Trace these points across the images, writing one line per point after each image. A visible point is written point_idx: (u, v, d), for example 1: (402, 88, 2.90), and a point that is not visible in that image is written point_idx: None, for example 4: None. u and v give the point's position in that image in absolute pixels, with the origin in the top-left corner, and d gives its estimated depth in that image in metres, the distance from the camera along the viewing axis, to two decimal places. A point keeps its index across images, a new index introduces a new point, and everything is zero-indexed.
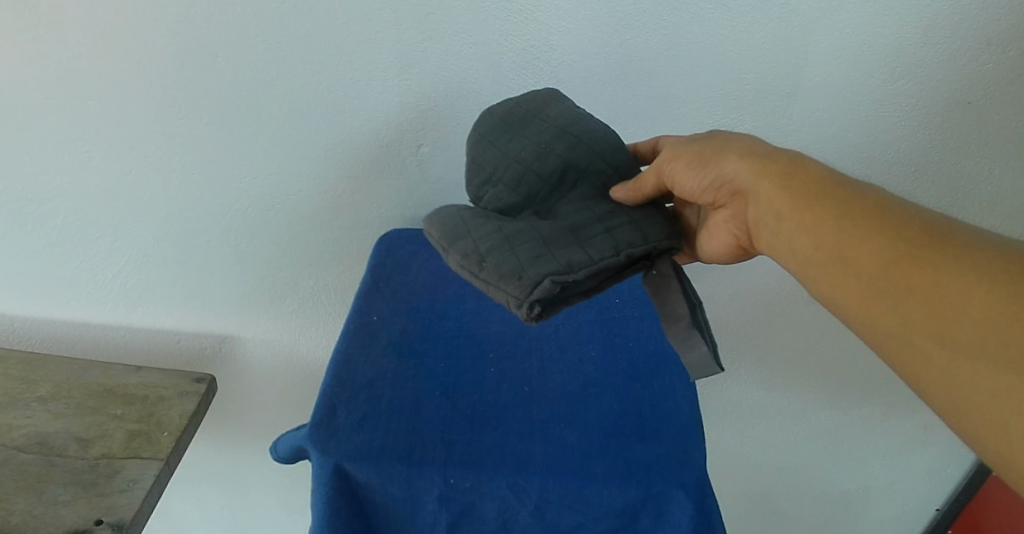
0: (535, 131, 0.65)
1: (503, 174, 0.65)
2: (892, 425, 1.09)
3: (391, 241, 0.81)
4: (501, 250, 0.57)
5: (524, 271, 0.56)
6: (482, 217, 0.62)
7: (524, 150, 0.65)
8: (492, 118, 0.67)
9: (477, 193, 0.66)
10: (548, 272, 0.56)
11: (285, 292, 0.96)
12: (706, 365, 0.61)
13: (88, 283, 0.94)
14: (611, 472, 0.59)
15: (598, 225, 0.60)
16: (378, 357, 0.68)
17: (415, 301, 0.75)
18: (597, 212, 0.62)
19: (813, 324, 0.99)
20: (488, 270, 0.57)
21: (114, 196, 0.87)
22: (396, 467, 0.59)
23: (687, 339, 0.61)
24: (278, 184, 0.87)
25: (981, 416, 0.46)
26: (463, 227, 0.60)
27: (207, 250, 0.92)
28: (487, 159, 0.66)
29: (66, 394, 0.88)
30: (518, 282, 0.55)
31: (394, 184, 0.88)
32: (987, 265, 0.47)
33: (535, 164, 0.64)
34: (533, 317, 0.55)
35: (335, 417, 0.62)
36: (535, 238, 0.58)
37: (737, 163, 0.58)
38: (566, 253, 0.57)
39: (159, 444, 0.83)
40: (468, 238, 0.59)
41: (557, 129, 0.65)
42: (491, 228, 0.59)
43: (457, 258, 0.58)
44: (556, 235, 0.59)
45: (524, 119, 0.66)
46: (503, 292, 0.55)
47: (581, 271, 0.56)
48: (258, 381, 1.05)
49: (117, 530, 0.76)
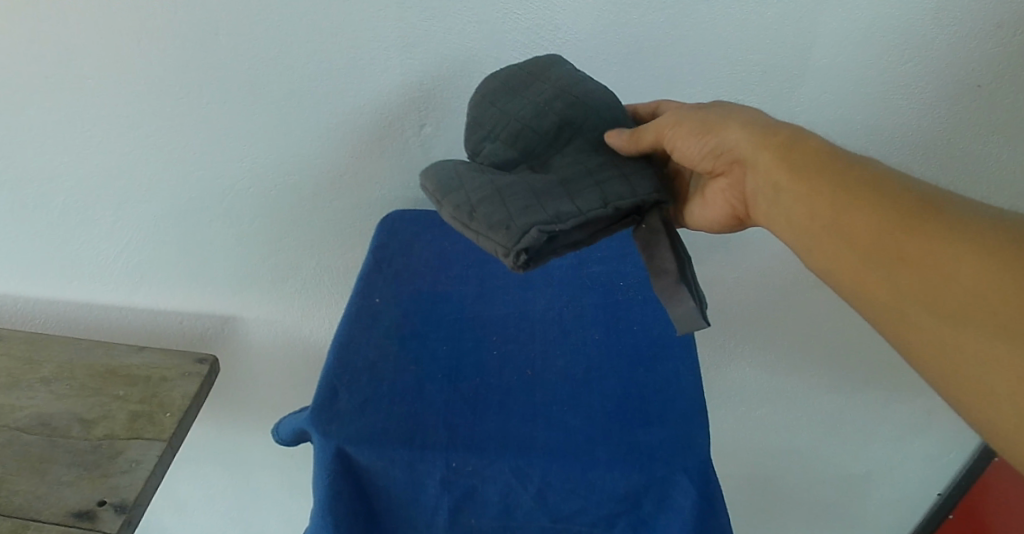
0: (535, 90, 0.65)
1: (500, 129, 0.64)
2: (894, 410, 1.08)
3: (393, 223, 0.81)
4: (493, 198, 0.57)
5: (513, 219, 0.55)
6: (477, 170, 0.61)
7: (524, 107, 0.64)
8: (493, 79, 0.66)
9: (474, 149, 0.65)
10: (536, 222, 0.55)
11: (287, 274, 0.96)
12: (692, 320, 0.60)
13: (89, 264, 0.94)
14: (614, 457, 0.59)
15: (590, 179, 0.59)
16: (380, 339, 0.67)
17: (417, 282, 0.74)
18: (590, 167, 0.61)
19: (818, 308, 0.98)
20: (479, 220, 0.56)
21: (113, 177, 0.86)
22: (398, 450, 0.59)
23: (675, 293, 0.60)
24: (280, 164, 0.86)
25: (972, 383, 0.45)
26: (461, 178, 0.59)
27: (209, 231, 0.91)
28: (486, 117, 0.65)
29: (68, 374, 0.87)
30: (507, 230, 0.55)
31: (396, 165, 0.87)
32: (980, 236, 0.47)
33: (533, 117, 0.63)
34: (521, 264, 0.54)
35: (337, 400, 0.61)
36: (526, 189, 0.58)
37: (737, 133, 0.58)
38: (555, 204, 0.57)
39: (162, 425, 0.83)
40: (461, 190, 0.58)
41: (557, 88, 0.64)
42: (484, 180, 0.59)
43: (450, 210, 0.58)
44: (548, 186, 0.58)
45: (525, 79, 0.65)
46: (491, 241, 0.55)
47: (569, 222, 0.56)
48: (260, 362, 1.05)
49: (120, 511, 0.75)
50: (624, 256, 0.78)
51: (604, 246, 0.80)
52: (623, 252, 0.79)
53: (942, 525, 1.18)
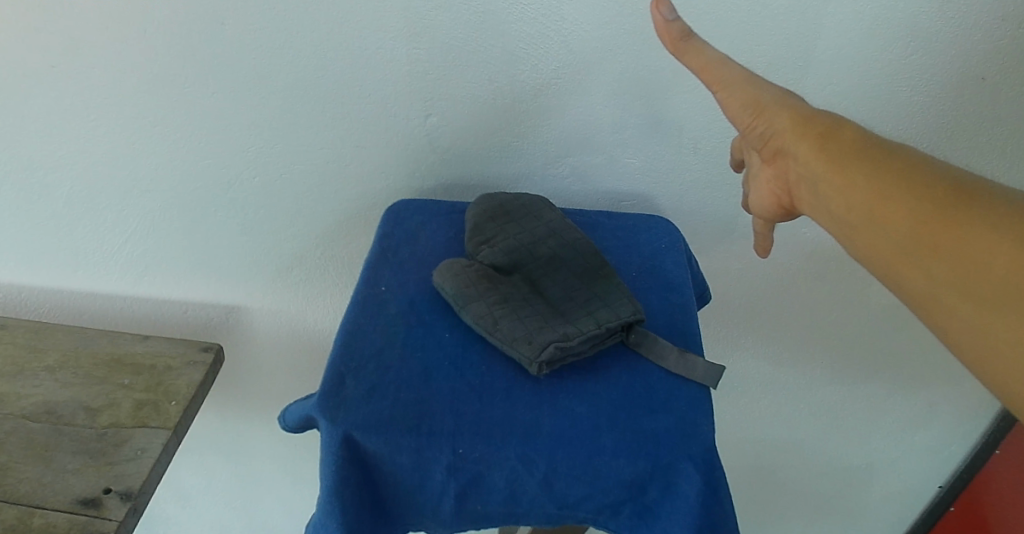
0: (531, 225, 0.76)
1: (502, 249, 0.73)
2: (897, 402, 1.09)
3: (399, 213, 0.81)
4: (511, 316, 0.65)
5: (533, 337, 0.63)
6: (489, 281, 0.69)
7: (522, 235, 0.75)
8: (494, 206, 0.78)
9: (475, 250, 0.75)
10: (553, 339, 0.63)
11: (292, 263, 0.96)
12: (704, 375, 0.64)
13: (95, 253, 0.95)
14: (620, 444, 0.59)
15: (586, 304, 0.68)
16: (386, 327, 0.67)
17: (423, 269, 0.74)
18: (583, 283, 0.70)
19: (822, 299, 0.99)
20: (500, 333, 0.64)
21: (120, 166, 0.87)
22: (404, 436, 0.59)
23: (684, 364, 0.64)
24: (285, 154, 0.87)
25: (1011, 369, 0.45)
26: (480, 228, 0.76)
27: (214, 220, 0.92)
28: (490, 239, 0.75)
29: (74, 363, 0.88)
30: (529, 345, 0.63)
31: (400, 156, 0.87)
32: (1013, 221, 0.47)
33: (530, 246, 0.74)
34: (541, 369, 0.62)
35: (344, 386, 0.62)
36: (537, 311, 0.66)
37: (780, 119, 0.57)
38: (564, 327, 0.65)
39: (167, 414, 0.83)
40: (482, 302, 0.66)
41: (549, 227, 0.76)
42: (500, 294, 0.68)
43: (473, 315, 0.66)
44: (554, 316, 0.66)
45: (520, 211, 0.78)
46: (516, 352, 0.63)
47: (579, 340, 0.64)
48: (264, 352, 1.05)
49: (125, 498, 0.75)
50: (630, 247, 0.79)
51: (609, 237, 0.80)
52: (628, 244, 0.79)
53: (944, 518, 1.19)
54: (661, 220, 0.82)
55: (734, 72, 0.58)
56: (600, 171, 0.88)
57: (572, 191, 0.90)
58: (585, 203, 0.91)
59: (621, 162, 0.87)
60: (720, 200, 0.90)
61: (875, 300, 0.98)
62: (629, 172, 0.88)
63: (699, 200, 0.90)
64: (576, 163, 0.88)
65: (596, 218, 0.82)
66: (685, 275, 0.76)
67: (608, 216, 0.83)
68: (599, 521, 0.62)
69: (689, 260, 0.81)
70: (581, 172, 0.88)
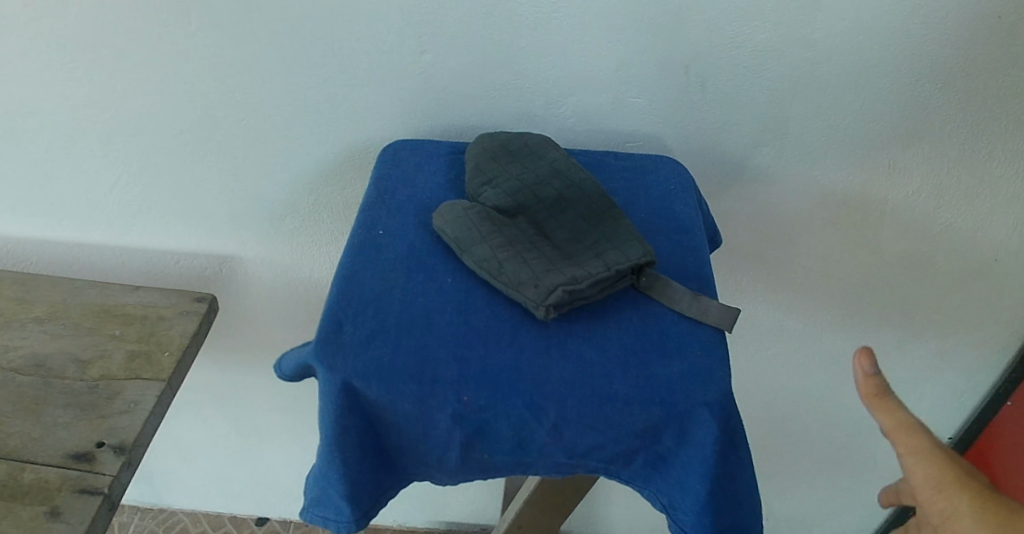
0: (535, 166, 0.72)
1: (505, 191, 0.70)
2: (909, 349, 1.06)
3: (395, 155, 0.77)
4: (516, 259, 0.62)
5: (540, 280, 0.60)
6: (492, 223, 0.65)
7: (525, 176, 0.71)
8: (496, 147, 0.74)
9: (476, 192, 0.71)
10: (560, 282, 0.60)
11: (285, 211, 0.93)
12: (719, 318, 0.61)
13: (82, 202, 0.92)
14: (633, 390, 0.56)
15: (594, 246, 0.65)
16: (384, 271, 0.64)
17: (422, 212, 0.70)
18: (590, 225, 0.67)
19: (834, 244, 0.95)
20: (505, 276, 0.61)
21: (102, 110, 0.83)
22: (407, 384, 0.56)
23: (698, 306, 0.61)
24: (273, 95, 0.83)
25: None
26: (481, 168, 0.72)
27: (203, 166, 0.88)
28: (492, 181, 0.71)
29: (62, 314, 0.85)
30: (535, 288, 0.60)
31: (394, 97, 0.83)
32: None
33: (534, 186, 0.70)
34: (548, 313, 0.59)
35: (342, 332, 0.59)
36: (543, 253, 0.63)
37: (960, 501, 0.52)
38: (571, 269, 0.61)
39: (160, 365, 0.80)
40: (485, 245, 0.63)
41: (554, 168, 0.72)
42: (503, 236, 0.64)
43: (476, 259, 0.63)
44: (561, 259, 0.63)
45: (523, 152, 0.74)
46: (521, 297, 0.60)
47: (587, 283, 0.60)
48: (259, 303, 1.02)
49: (120, 452, 0.72)
50: (637, 188, 0.75)
51: (616, 178, 0.76)
52: (636, 184, 0.76)
53: None
54: (669, 161, 0.79)
55: (922, 441, 0.53)
56: (604, 112, 0.84)
57: (575, 132, 0.86)
58: (590, 146, 0.87)
59: (626, 101, 0.83)
60: (729, 141, 0.86)
61: (888, 246, 0.95)
62: (635, 112, 0.84)
63: (708, 141, 0.86)
64: (579, 103, 0.83)
65: (602, 158, 0.79)
66: (696, 217, 0.73)
67: (613, 157, 0.79)
68: (611, 470, 0.60)
69: (699, 201, 0.78)
70: (584, 113, 0.84)
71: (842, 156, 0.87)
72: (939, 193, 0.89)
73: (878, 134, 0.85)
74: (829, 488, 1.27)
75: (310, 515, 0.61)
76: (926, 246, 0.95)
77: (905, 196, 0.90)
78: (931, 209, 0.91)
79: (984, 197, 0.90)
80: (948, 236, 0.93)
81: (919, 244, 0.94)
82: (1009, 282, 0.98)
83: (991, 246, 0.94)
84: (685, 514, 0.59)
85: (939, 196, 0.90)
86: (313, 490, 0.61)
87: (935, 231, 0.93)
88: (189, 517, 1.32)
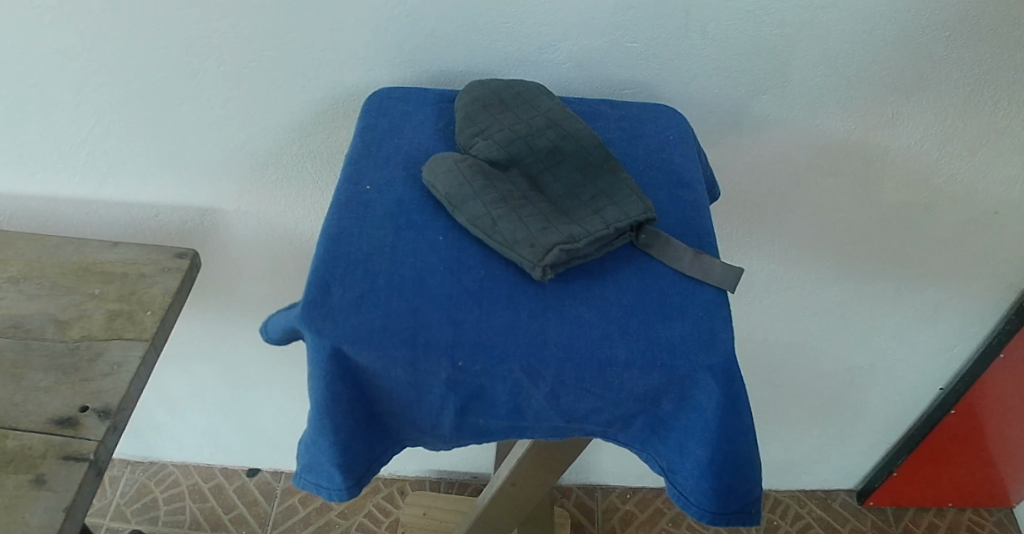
0: (528, 115, 0.69)
1: (498, 142, 0.67)
2: (905, 297, 1.06)
3: (381, 103, 0.74)
4: (511, 216, 0.59)
5: (536, 239, 0.58)
6: (485, 177, 0.62)
7: (518, 126, 0.68)
8: (486, 94, 0.71)
9: (467, 143, 0.68)
10: (557, 241, 0.58)
11: (267, 162, 0.89)
12: (723, 278, 0.59)
13: (54, 155, 0.88)
14: (634, 353, 0.55)
15: (591, 202, 0.62)
16: (373, 229, 0.61)
17: (411, 165, 0.67)
18: (586, 179, 0.64)
19: (834, 192, 0.93)
20: (499, 234, 0.59)
21: (71, 57, 0.79)
22: (399, 349, 0.54)
23: (701, 264, 0.59)
24: (252, 40, 0.78)
25: None
26: (472, 118, 0.69)
27: (179, 116, 0.84)
28: (484, 131, 0.68)
29: (38, 273, 0.82)
30: (531, 248, 0.57)
31: (380, 41, 0.79)
32: None
33: (528, 137, 0.67)
34: (545, 274, 0.57)
35: (329, 294, 0.56)
36: (538, 210, 0.61)
37: None
38: (569, 227, 0.59)
39: (143, 324, 0.78)
40: (478, 201, 0.60)
41: (548, 117, 0.69)
42: (497, 191, 0.61)
43: (468, 216, 0.60)
44: (557, 215, 0.61)
45: (516, 100, 0.70)
46: (517, 257, 0.57)
47: (585, 242, 0.58)
48: (243, 256, 0.99)
49: (104, 416, 0.70)
50: (635, 138, 0.72)
51: (613, 128, 0.73)
52: (634, 135, 0.73)
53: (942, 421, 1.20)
54: (668, 109, 0.76)
55: None
56: (600, 57, 0.80)
57: (569, 79, 0.82)
58: (584, 93, 0.84)
59: (623, 46, 0.79)
60: (729, 87, 0.83)
61: (888, 196, 0.93)
62: (631, 57, 0.80)
63: (707, 88, 0.83)
64: (573, 48, 0.80)
65: (598, 106, 0.76)
66: (696, 170, 0.70)
67: (610, 105, 0.76)
68: (608, 433, 0.59)
69: (699, 152, 0.75)
70: (579, 58, 0.80)
71: (845, 104, 0.84)
72: (943, 143, 0.87)
73: (883, 81, 0.82)
74: (819, 434, 1.28)
75: (301, 481, 0.60)
76: (927, 196, 0.93)
77: (908, 145, 0.87)
78: (933, 159, 0.89)
79: (987, 147, 0.87)
80: (950, 184, 0.91)
81: (920, 194, 0.92)
82: (1008, 232, 0.96)
83: (991, 196, 0.92)
84: (685, 477, 0.58)
85: (942, 146, 0.87)
86: (304, 456, 0.59)
87: (936, 181, 0.91)
88: (180, 469, 1.31)
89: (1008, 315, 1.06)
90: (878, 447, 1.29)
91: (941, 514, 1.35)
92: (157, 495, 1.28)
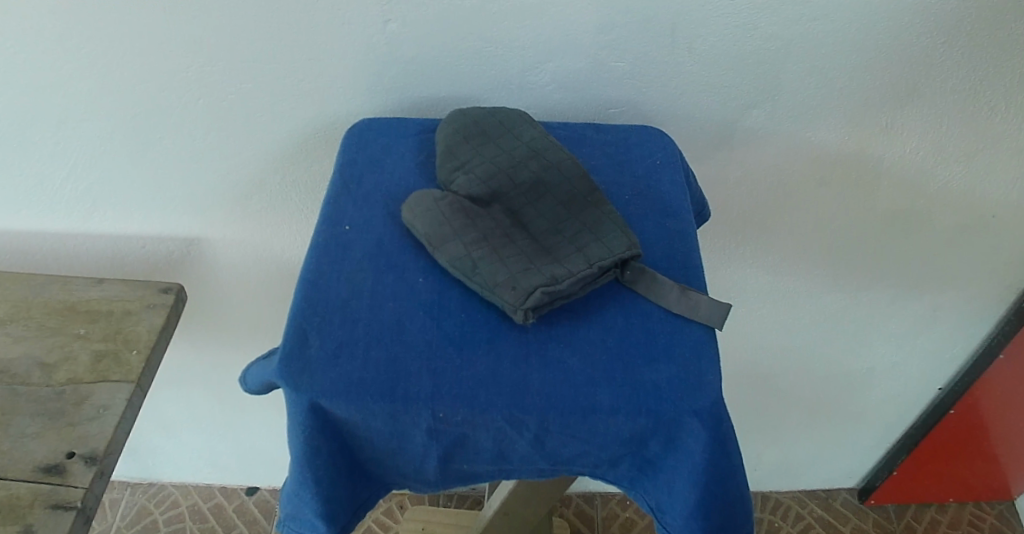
0: (510, 145, 0.68)
1: (479, 174, 0.66)
2: (900, 302, 1.05)
3: (361, 136, 0.73)
4: (492, 257, 0.58)
5: (517, 281, 0.57)
6: (465, 215, 0.62)
7: (499, 157, 0.67)
8: (468, 125, 0.70)
9: (447, 178, 0.67)
10: (539, 283, 0.57)
11: (252, 191, 0.88)
12: (712, 315, 0.58)
13: (37, 191, 0.87)
14: (618, 399, 0.54)
15: (574, 240, 0.61)
16: (353, 273, 0.60)
17: (392, 202, 0.66)
18: (568, 213, 0.63)
19: (825, 203, 0.92)
20: (480, 277, 0.58)
21: (48, 97, 0.78)
22: (378, 402, 0.54)
23: (689, 301, 0.59)
24: (232, 73, 0.77)
25: None
26: (453, 152, 0.68)
27: (161, 150, 0.84)
28: (466, 164, 0.67)
29: (25, 314, 0.81)
30: (513, 291, 0.57)
31: (359, 69, 0.78)
32: None
33: (511, 170, 0.66)
34: (527, 317, 0.56)
35: (308, 346, 0.56)
36: (521, 249, 0.60)
37: None
38: (550, 267, 0.58)
39: (128, 365, 0.77)
40: (458, 241, 0.60)
41: (531, 147, 0.68)
42: (478, 230, 0.60)
43: (449, 257, 0.59)
44: (539, 253, 0.60)
45: (498, 129, 0.69)
46: (499, 300, 0.57)
47: (568, 282, 0.57)
48: (231, 283, 0.99)
49: (90, 463, 0.70)
50: (621, 164, 0.72)
51: (598, 155, 0.73)
52: (620, 161, 0.72)
53: (941, 422, 1.18)
54: (653, 131, 0.75)
55: None
56: (584, 78, 0.79)
57: (554, 100, 0.81)
58: (569, 114, 0.82)
59: (608, 67, 0.78)
60: (717, 103, 0.82)
61: (882, 204, 0.92)
62: (617, 77, 0.79)
63: (695, 104, 0.82)
64: (556, 69, 0.78)
65: (583, 131, 0.75)
66: (683, 195, 0.69)
67: (595, 129, 0.75)
68: (596, 473, 0.59)
69: (686, 174, 0.74)
70: (563, 80, 0.79)
71: (836, 116, 0.83)
72: (937, 150, 0.86)
73: (874, 92, 0.81)
74: (818, 437, 1.27)
75: (287, 526, 0.60)
76: (921, 203, 0.92)
77: (900, 155, 0.87)
78: (926, 168, 0.88)
79: (982, 153, 0.86)
80: (944, 192, 0.90)
81: (913, 201, 0.92)
82: (1006, 235, 0.96)
83: (988, 200, 0.91)
84: (672, 517, 0.58)
85: (936, 153, 0.86)
86: (287, 504, 0.60)
87: (930, 188, 0.90)
88: (179, 490, 1.31)
89: (1006, 317, 1.05)
90: (879, 447, 1.29)
91: (943, 509, 1.34)
92: (157, 516, 1.27)
